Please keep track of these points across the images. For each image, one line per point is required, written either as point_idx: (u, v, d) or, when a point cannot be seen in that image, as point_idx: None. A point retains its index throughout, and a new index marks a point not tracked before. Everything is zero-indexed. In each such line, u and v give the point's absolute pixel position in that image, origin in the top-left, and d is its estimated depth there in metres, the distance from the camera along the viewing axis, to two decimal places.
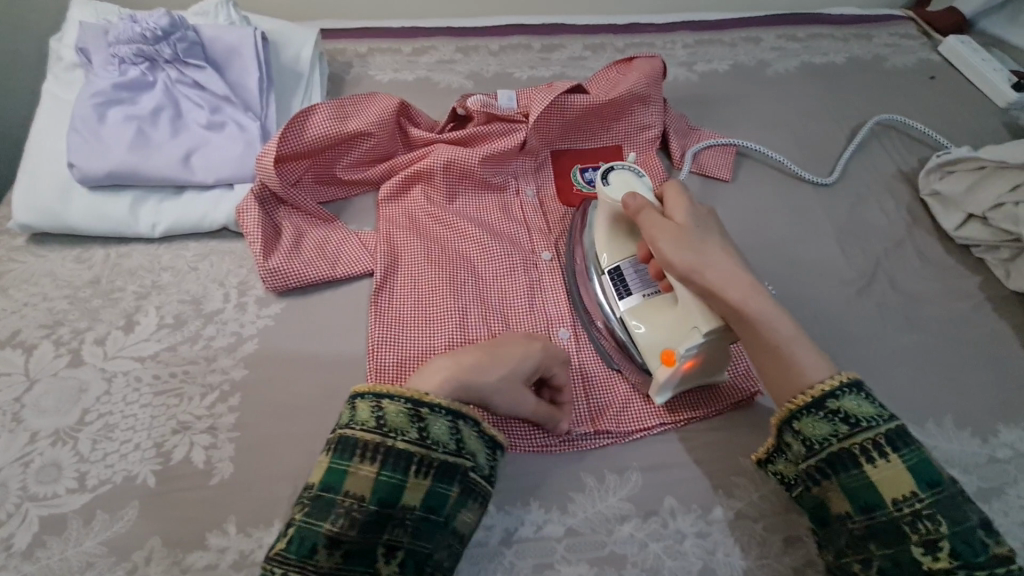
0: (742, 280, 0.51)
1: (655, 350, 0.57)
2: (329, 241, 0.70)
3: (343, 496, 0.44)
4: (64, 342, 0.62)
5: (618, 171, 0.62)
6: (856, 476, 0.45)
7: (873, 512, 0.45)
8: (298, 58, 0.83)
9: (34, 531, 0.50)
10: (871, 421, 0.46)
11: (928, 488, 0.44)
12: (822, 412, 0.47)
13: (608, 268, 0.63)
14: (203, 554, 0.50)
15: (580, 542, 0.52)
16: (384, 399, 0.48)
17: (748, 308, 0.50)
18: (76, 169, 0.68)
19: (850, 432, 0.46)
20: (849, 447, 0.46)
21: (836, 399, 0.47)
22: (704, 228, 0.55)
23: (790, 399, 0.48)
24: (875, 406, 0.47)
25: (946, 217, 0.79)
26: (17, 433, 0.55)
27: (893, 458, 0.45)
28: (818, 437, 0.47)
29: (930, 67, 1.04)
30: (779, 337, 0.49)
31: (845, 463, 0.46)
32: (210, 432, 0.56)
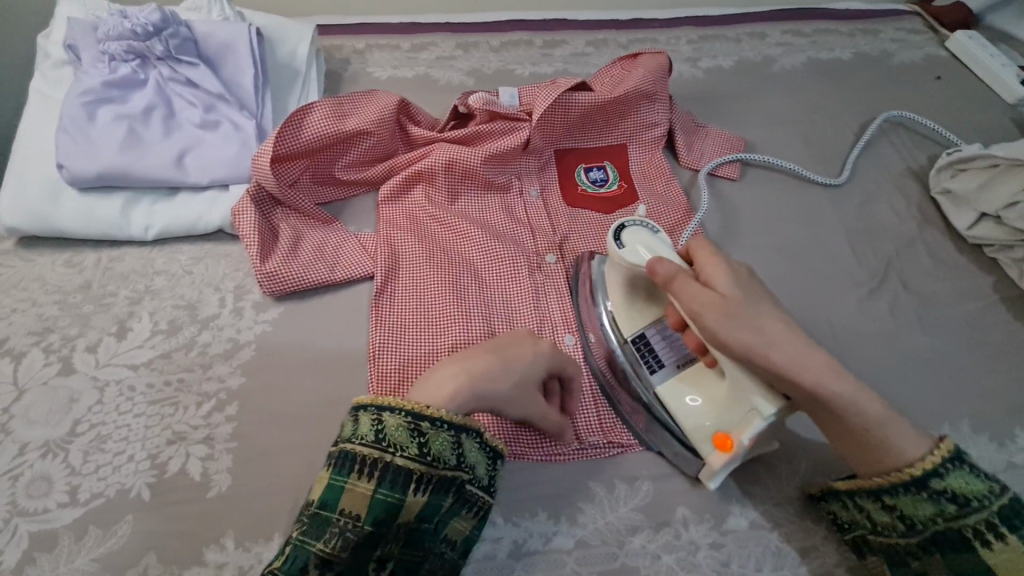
0: (814, 360, 0.45)
1: (705, 433, 0.53)
2: (327, 243, 0.68)
3: (338, 514, 0.43)
4: (54, 349, 0.60)
5: (631, 230, 0.56)
6: (971, 559, 0.43)
7: None
8: (294, 54, 0.81)
9: (25, 548, 0.49)
10: (984, 500, 0.44)
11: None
12: (927, 493, 0.45)
13: (632, 335, 0.58)
14: (200, 570, 0.48)
15: (591, 554, 0.51)
16: (385, 412, 0.45)
17: (826, 391, 0.45)
18: (66, 171, 0.66)
19: (959, 512, 0.44)
20: (955, 529, 0.44)
21: (940, 480, 0.45)
22: (753, 296, 0.49)
23: (882, 476, 0.47)
24: (983, 481, 0.45)
25: (958, 215, 0.77)
26: (6, 445, 0.54)
27: (1008, 537, 0.43)
28: (921, 517, 0.45)
29: (938, 63, 1.02)
30: (863, 421, 0.46)
31: (951, 543, 0.44)
32: (207, 443, 0.54)
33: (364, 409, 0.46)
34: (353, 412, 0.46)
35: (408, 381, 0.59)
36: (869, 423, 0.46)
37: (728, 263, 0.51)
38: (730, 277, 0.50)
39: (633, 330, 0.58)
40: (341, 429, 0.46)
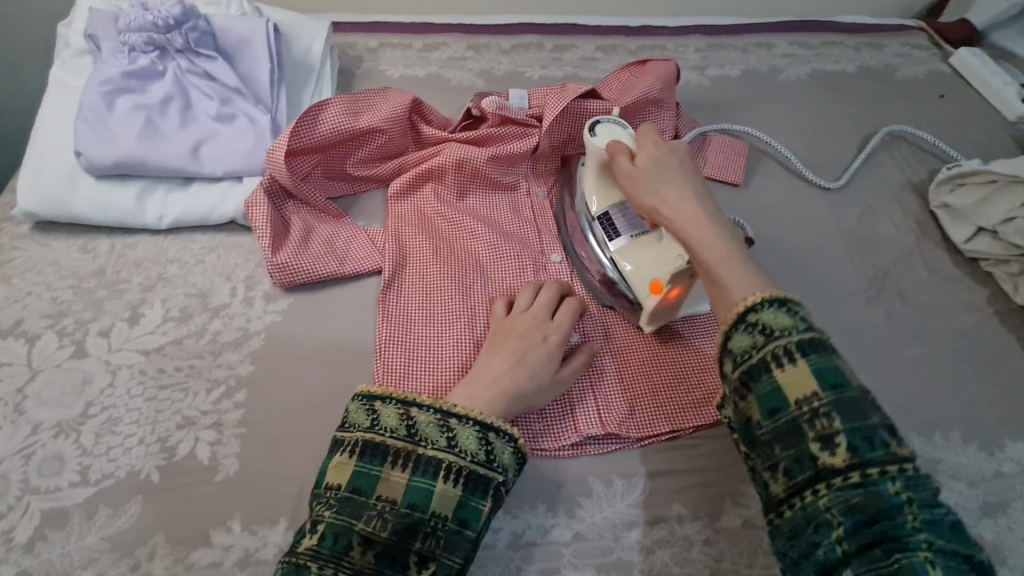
0: (688, 212, 0.52)
1: (643, 279, 0.59)
2: (337, 237, 0.69)
3: (374, 499, 0.45)
4: (67, 333, 0.61)
5: (606, 124, 0.63)
6: (767, 382, 0.41)
7: (778, 415, 0.41)
8: (309, 51, 0.83)
9: (36, 524, 0.50)
10: (788, 331, 0.42)
11: (831, 387, 0.40)
12: (742, 325, 0.44)
13: (598, 212, 0.65)
14: (207, 551, 0.50)
15: (588, 547, 0.52)
16: (413, 409, 0.50)
17: (692, 236, 0.50)
18: (84, 158, 0.67)
19: (766, 342, 0.42)
20: (764, 358, 0.42)
21: (755, 313, 0.43)
22: (665, 164, 0.55)
23: (722, 315, 0.46)
24: (794, 318, 0.43)
25: (956, 229, 0.79)
26: (19, 424, 0.55)
27: (799, 360, 0.41)
28: (738, 350, 0.43)
29: (941, 78, 1.03)
30: (712, 255, 0.49)
31: (758, 374, 0.42)
32: (215, 428, 0.56)
33: (386, 400, 0.51)
34: (373, 406, 0.51)
35: (413, 373, 0.60)
36: (711, 260, 0.48)
37: (659, 146, 0.57)
38: (656, 154, 0.57)
39: (599, 206, 0.65)
40: (363, 419, 0.50)
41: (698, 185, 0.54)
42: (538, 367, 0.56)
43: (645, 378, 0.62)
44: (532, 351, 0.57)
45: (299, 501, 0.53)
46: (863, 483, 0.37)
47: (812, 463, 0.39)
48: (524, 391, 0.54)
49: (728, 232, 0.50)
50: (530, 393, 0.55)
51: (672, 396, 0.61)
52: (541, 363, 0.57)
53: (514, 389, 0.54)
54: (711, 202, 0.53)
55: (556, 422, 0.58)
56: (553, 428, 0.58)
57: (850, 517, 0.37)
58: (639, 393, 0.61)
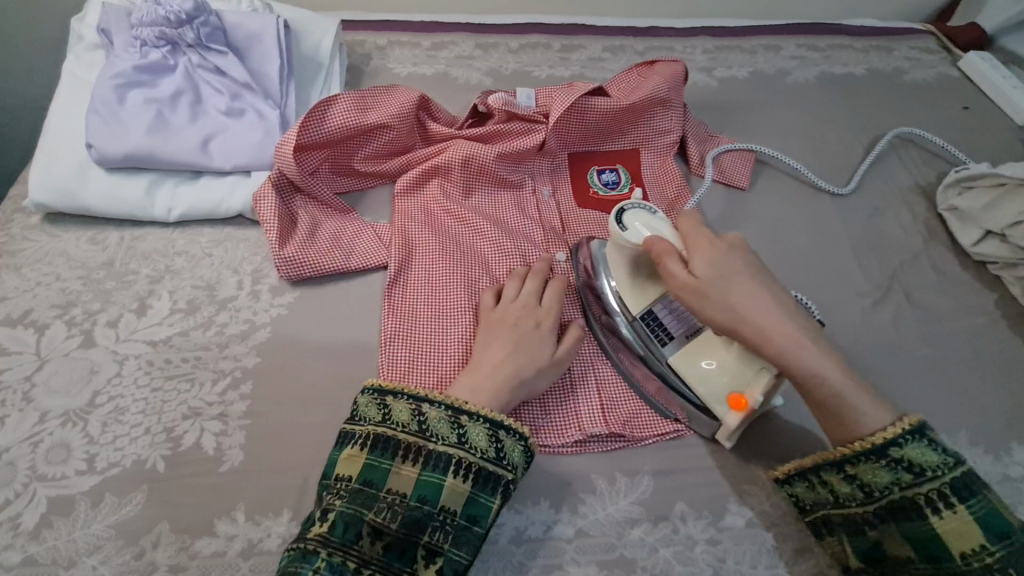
0: (783, 331, 0.49)
1: (719, 393, 0.54)
2: (344, 232, 0.70)
3: (385, 491, 0.46)
4: (76, 323, 0.61)
5: (630, 211, 0.59)
6: (922, 526, 0.46)
7: (940, 562, 0.45)
8: (318, 48, 0.83)
9: (42, 511, 0.50)
10: (937, 471, 0.46)
11: (999, 539, 0.44)
12: (885, 461, 0.47)
13: (638, 313, 0.59)
14: (211, 541, 0.50)
15: (591, 544, 0.52)
16: (425, 404, 0.50)
17: (794, 362, 0.48)
18: (95, 150, 0.68)
19: (913, 481, 0.46)
20: (915, 499, 0.46)
21: (900, 449, 0.47)
22: (727, 271, 0.51)
23: (847, 443, 0.49)
24: (939, 454, 0.46)
25: (964, 232, 0.78)
26: (27, 412, 0.55)
27: (960, 509, 0.45)
28: (879, 485, 0.47)
29: (950, 82, 1.03)
30: (823, 378, 0.48)
31: (907, 510, 0.46)
32: (220, 419, 0.56)
33: (398, 395, 0.51)
34: (385, 400, 0.50)
35: (418, 368, 0.60)
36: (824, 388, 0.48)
37: (714, 245, 0.53)
38: (712, 255, 0.52)
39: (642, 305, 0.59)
40: (375, 412, 0.50)
41: (770, 288, 0.51)
42: (530, 350, 0.57)
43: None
44: (526, 336, 0.58)
45: (302, 493, 0.53)
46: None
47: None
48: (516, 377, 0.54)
49: (821, 342, 0.50)
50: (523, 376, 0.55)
51: None
52: (533, 346, 0.57)
53: (515, 376, 0.54)
54: (790, 303, 0.51)
55: (559, 418, 0.58)
56: (556, 424, 0.58)
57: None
58: (645, 394, 0.61)
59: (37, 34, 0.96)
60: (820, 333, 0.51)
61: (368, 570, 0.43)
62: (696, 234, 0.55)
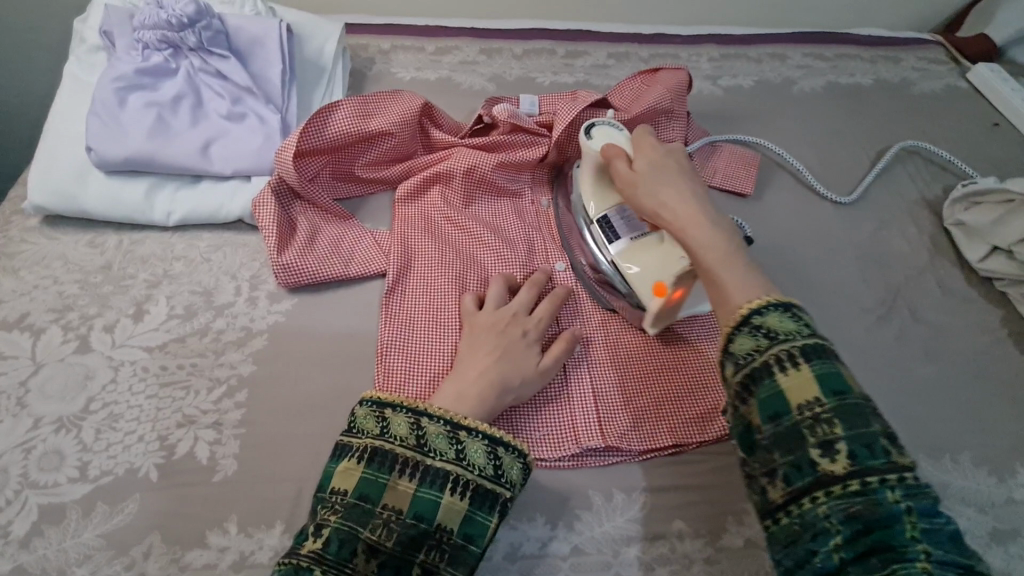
0: (688, 212, 0.50)
1: (646, 280, 0.59)
2: (344, 239, 0.69)
3: (381, 507, 0.45)
4: (72, 327, 0.61)
5: (601, 126, 0.64)
6: (769, 387, 0.39)
7: (781, 420, 0.38)
8: (321, 53, 0.83)
9: (33, 520, 0.50)
10: (791, 335, 0.40)
11: (832, 393, 0.38)
12: (746, 328, 0.42)
13: (597, 217, 0.65)
14: (202, 552, 0.49)
15: (586, 562, 0.51)
16: (424, 419, 0.49)
17: (687, 237, 0.49)
18: (94, 154, 0.67)
19: (768, 344, 0.40)
20: (767, 361, 0.40)
21: (758, 316, 0.42)
22: (661, 166, 0.54)
23: (724, 321, 0.43)
24: (796, 322, 0.41)
25: (970, 248, 0.77)
26: (21, 417, 0.55)
27: (802, 365, 0.39)
28: (740, 353, 0.41)
29: (958, 94, 1.02)
30: (700, 251, 0.48)
31: (759, 378, 0.40)
32: (215, 428, 0.56)
33: (397, 408, 0.50)
34: (383, 413, 0.50)
35: (414, 379, 0.60)
36: (707, 259, 0.47)
37: (653, 148, 0.57)
38: (648, 155, 0.56)
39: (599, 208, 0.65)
40: (373, 426, 0.49)
41: (693, 183, 0.53)
42: (512, 359, 0.57)
43: (650, 393, 0.61)
44: (510, 346, 0.58)
45: (296, 505, 0.52)
46: (861, 491, 0.35)
47: (812, 470, 0.37)
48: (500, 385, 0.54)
49: (725, 228, 0.49)
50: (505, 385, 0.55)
51: (676, 412, 0.60)
52: (514, 354, 0.57)
53: (502, 385, 0.54)
54: (707, 197, 0.52)
55: (557, 432, 0.58)
56: (553, 438, 0.57)
57: (847, 525, 0.35)
58: (643, 407, 0.60)
59: (41, 34, 0.96)
60: (732, 229, 0.49)
61: None
62: (645, 139, 0.58)
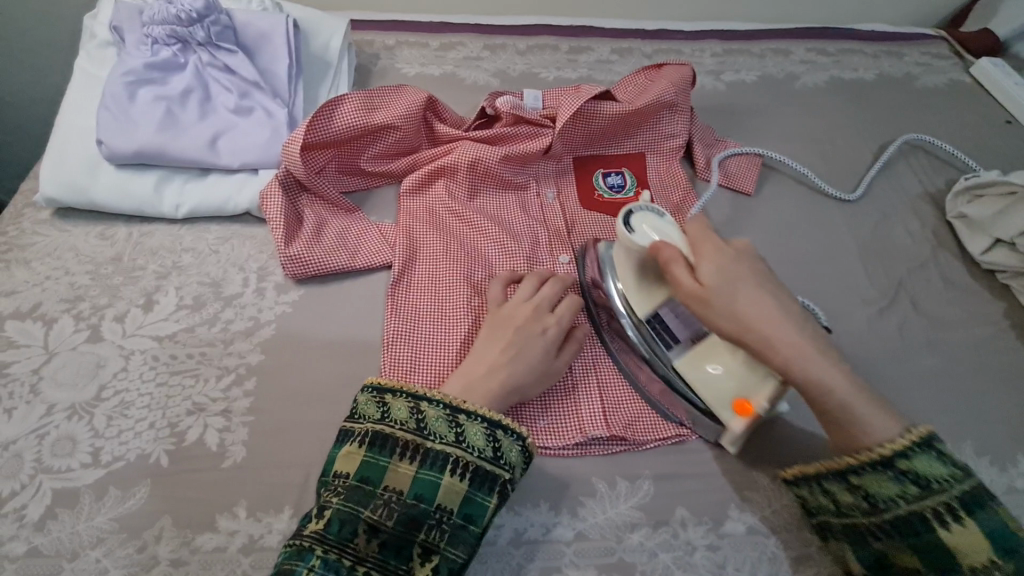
0: (790, 345, 0.48)
1: (724, 396, 0.54)
2: (349, 230, 0.70)
3: (381, 488, 0.46)
4: (84, 317, 0.62)
5: (639, 214, 0.58)
6: (928, 536, 0.44)
7: (944, 574, 0.43)
8: (327, 47, 0.83)
9: (47, 504, 0.51)
10: (943, 483, 0.45)
11: (1005, 553, 0.42)
12: (891, 471, 0.46)
13: (644, 316, 0.58)
14: (212, 536, 0.50)
15: (590, 547, 0.52)
16: (423, 403, 0.50)
17: (794, 372, 0.48)
18: (105, 147, 0.69)
19: (919, 493, 0.45)
20: (922, 510, 0.45)
21: (906, 460, 0.45)
22: (733, 275, 0.50)
23: (850, 452, 0.48)
24: (945, 464, 0.45)
25: (973, 240, 0.78)
26: (34, 404, 0.56)
27: (967, 521, 0.44)
28: (884, 495, 0.46)
29: (961, 88, 1.02)
30: (827, 390, 0.47)
31: (913, 522, 0.45)
32: (224, 415, 0.56)
33: (396, 394, 0.51)
34: (384, 398, 0.51)
35: (420, 369, 0.60)
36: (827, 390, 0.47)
37: (720, 252, 0.52)
38: (718, 263, 0.51)
39: (650, 308, 0.57)
40: (374, 411, 0.50)
41: (776, 293, 0.50)
42: (525, 352, 0.56)
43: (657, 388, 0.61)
44: (529, 339, 0.57)
45: (303, 491, 0.53)
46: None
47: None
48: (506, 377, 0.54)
49: (826, 347, 0.49)
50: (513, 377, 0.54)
51: None
52: (527, 347, 0.56)
53: (512, 378, 0.54)
54: (795, 304, 0.51)
55: (563, 421, 0.58)
56: (558, 427, 0.58)
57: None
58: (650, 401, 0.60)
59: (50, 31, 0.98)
60: (826, 341, 0.50)
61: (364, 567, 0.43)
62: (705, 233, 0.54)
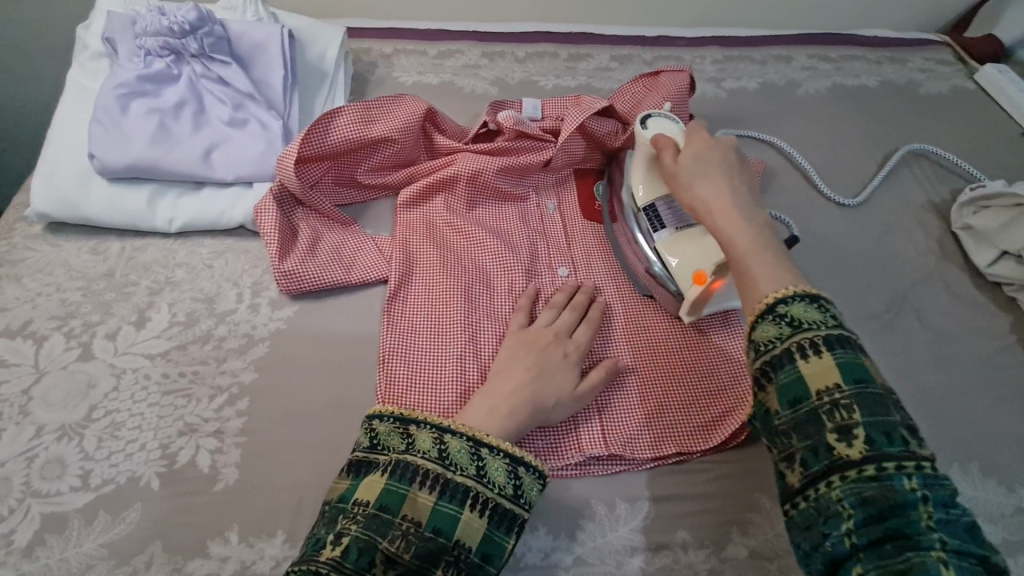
0: (721, 203, 0.50)
1: (687, 271, 0.60)
2: (345, 246, 0.69)
3: (400, 518, 0.45)
4: (75, 335, 0.61)
5: (658, 117, 0.63)
6: (791, 372, 0.40)
7: (800, 404, 0.40)
8: (324, 58, 0.83)
9: (35, 529, 0.50)
10: (815, 325, 0.41)
11: (853, 381, 0.39)
12: (770, 315, 0.43)
13: (643, 204, 0.66)
14: (204, 562, 0.49)
15: (589, 572, 0.51)
16: (447, 434, 0.49)
17: (718, 226, 0.49)
18: (97, 160, 0.68)
19: (793, 334, 0.41)
20: (789, 348, 0.41)
21: (784, 305, 0.42)
22: (707, 162, 0.53)
23: (749, 304, 0.45)
24: (822, 313, 0.42)
25: (978, 252, 0.77)
26: (23, 426, 0.55)
27: (824, 352, 0.40)
28: (761, 339, 0.42)
29: (966, 95, 1.01)
30: (738, 246, 0.47)
31: (780, 364, 0.41)
32: (216, 436, 0.55)
33: (421, 424, 0.50)
34: (407, 429, 0.50)
35: (416, 388, 0.59)
36: (737, 251, 0.47)
37: (704, 141, 0.55)
38: (695, 148, 0.55)
39: (646, 199, 0.65)
40: (397, 441, 0.50)
41: (739, 184, 0.52)
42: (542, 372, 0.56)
43: (661, 406, 0.60)
44: (551, 365, 0.57)
45: (297, 514, 0.52)
46: (877, 476, 0.36)
47: (828, 453, 0.38)
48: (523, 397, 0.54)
49: (761, 228, 0.48)
50: (531, 399, 0.54)
51: (681, 421, 0.59)
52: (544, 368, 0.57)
53: (533, 404, 0.54)
54: (752, 196, 0.51)
55: (562, 439, 0.57)
56: (557, 446, 0.57)
57: (860, 509, 0.36)
58: (653, 419, 0.59)
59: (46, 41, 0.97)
60: (769, 229, 0.49)
61: None
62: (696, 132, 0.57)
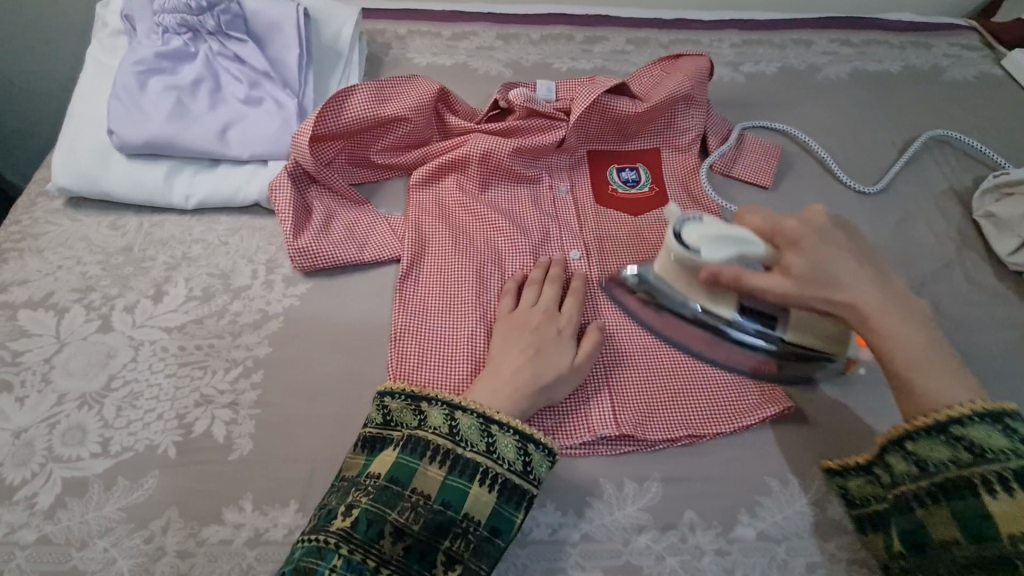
0: (880, 316, 0.48)
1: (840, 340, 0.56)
2: (358, 224, 0.69)
3: (410, 490, 0.46)
4: (94, 307, 0.62)
5: (685, 228, 0.56)
6: (973, 504, 0.43)
7: (985, 542, 0.42)
8: (338, 37, 0.82)
9: (57, 492, 0.51)
10: (1002, 454, 0.43)
11: None
12: (944, 436, 0.45)
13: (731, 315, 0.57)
14: (218, 529, 0.50)
15: (596, 549, 0.51)
16: (458, 411, 0.50)
17: (884, 343, 0.48)
18: (116, 136, 0.68)
19: (972, 461, 0.44)
20: (971, 476, 0.43)
21: (960, 426, 0.44)
22: (830, 265, 0.49)
23: (910, 418, 0.47)
24: (1011, 441, 0.43)
25: (1000, 240, 0.75)
26: (45, 393, 0.56)
27: (1017, 490, 0.42)
28: (935, 459, 0.45)
29: (992, 81, 0.98)
30: (906, 362, 0.47)
31: (958, 492, 0.44)
32: (231, 408, 0.56)
33: (432, 401, 0.51)
34: (419, 406, 0.51)
35: (426, 366, 0.60)
36: (907, 369, 0.47)
37: (804, 234, 0.51)
38: (802, 247, 0.50)
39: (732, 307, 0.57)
40: (410, 418, 0.51)
41: (863, 262, 0.50)
42: (543, 348, 0.56)
43: (675, 390, 0.60)
44: (554, 346, 0.57)
45: (309, 485, 0.53)
46: None
47: None
48: (529, 372, 0.54)
49: (913, 317, 0.49)
50: (535, 374, 0.54)
51: (693, 403, 0.59)
52: (545, 344, 0.57)
53: (539, 384, 0.54)
54: (883, 281, 0.50)
55: (570, 418, 0.57)
56: (566, 425, 0.57)
57: None
58: (672, 377, 0.61)
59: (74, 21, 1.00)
60: (921, 315, 0.49)
61: (388, 570, 0.43)
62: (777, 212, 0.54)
